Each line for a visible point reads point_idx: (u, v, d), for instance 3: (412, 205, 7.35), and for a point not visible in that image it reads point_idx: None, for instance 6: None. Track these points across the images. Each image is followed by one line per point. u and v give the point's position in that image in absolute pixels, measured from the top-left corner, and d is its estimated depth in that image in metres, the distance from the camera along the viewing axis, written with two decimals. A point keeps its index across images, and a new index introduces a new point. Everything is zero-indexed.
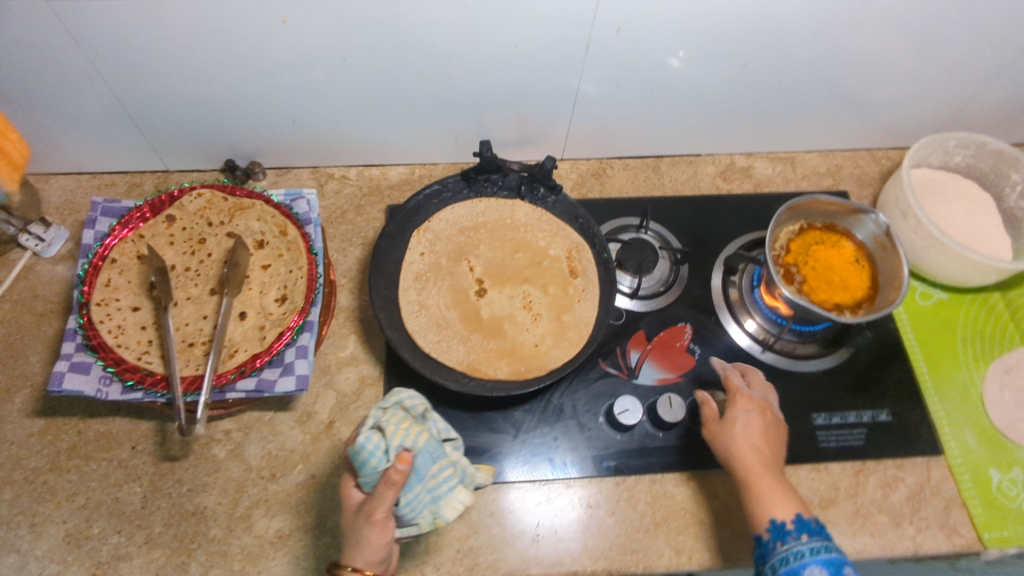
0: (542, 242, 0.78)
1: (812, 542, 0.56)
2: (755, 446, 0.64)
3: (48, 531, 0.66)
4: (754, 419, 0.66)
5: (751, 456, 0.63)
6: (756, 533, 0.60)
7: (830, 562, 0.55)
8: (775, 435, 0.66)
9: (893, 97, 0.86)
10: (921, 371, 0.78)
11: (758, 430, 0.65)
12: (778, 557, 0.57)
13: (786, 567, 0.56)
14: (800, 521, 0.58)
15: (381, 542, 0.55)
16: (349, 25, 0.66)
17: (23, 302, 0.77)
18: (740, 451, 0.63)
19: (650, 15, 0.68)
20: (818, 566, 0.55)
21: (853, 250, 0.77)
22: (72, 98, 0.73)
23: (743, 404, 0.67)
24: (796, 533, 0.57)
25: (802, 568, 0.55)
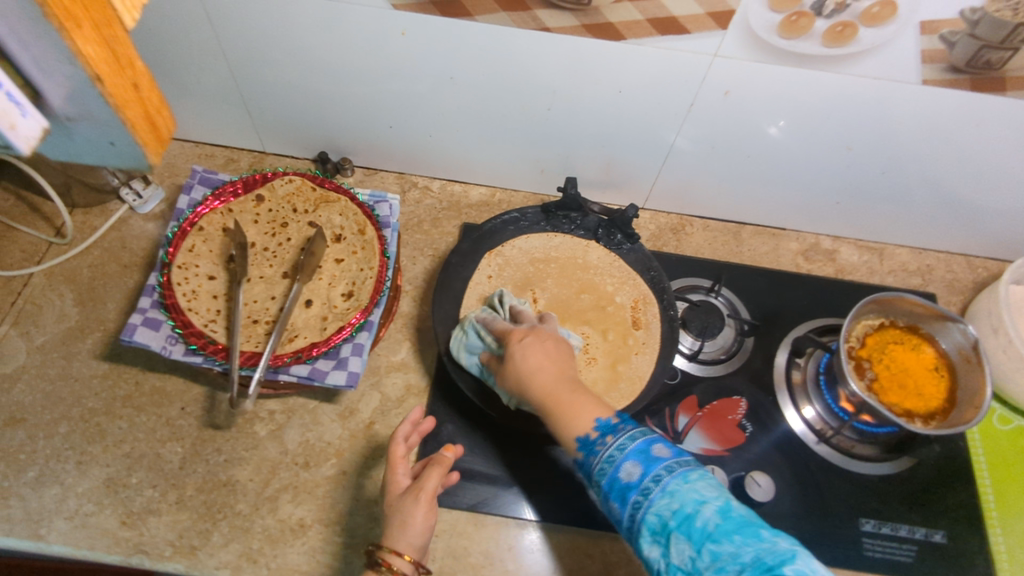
0: (609, 287, 0.77)
1: (619, 439, 0.51)
2: (553, 368, 0.57)
3: (91, 472, 0.69)
4: (532, 344, 0.59)
5: (548, 379, 0.56)
6: (574, 457, 0.54)
7: (640, 451, 0.50)
8: (565, 350, 0.60)
9: (1004, 207, 0.82)
10: (986, 495, 0.73)
11: (537, 359, 0.58)
12: (596, 469, 0.51)
13: (606, 479, 0.50)
14: (602, 423, 0.53)
15: (425, 523, 0.57)
16: (460, 44, 0.68)
17: (112, 251, 0.81)
18: (535, 379, 0.56)
19: (762, 82, 0.67)
20: (631, 460, 0.49)
21: (933, 357, 0.73)
22: (193, 71, 0.77)
23: (519, 335, 0.61)
24: (602, 439, 0.52)
25: (617, 469, 0.49)
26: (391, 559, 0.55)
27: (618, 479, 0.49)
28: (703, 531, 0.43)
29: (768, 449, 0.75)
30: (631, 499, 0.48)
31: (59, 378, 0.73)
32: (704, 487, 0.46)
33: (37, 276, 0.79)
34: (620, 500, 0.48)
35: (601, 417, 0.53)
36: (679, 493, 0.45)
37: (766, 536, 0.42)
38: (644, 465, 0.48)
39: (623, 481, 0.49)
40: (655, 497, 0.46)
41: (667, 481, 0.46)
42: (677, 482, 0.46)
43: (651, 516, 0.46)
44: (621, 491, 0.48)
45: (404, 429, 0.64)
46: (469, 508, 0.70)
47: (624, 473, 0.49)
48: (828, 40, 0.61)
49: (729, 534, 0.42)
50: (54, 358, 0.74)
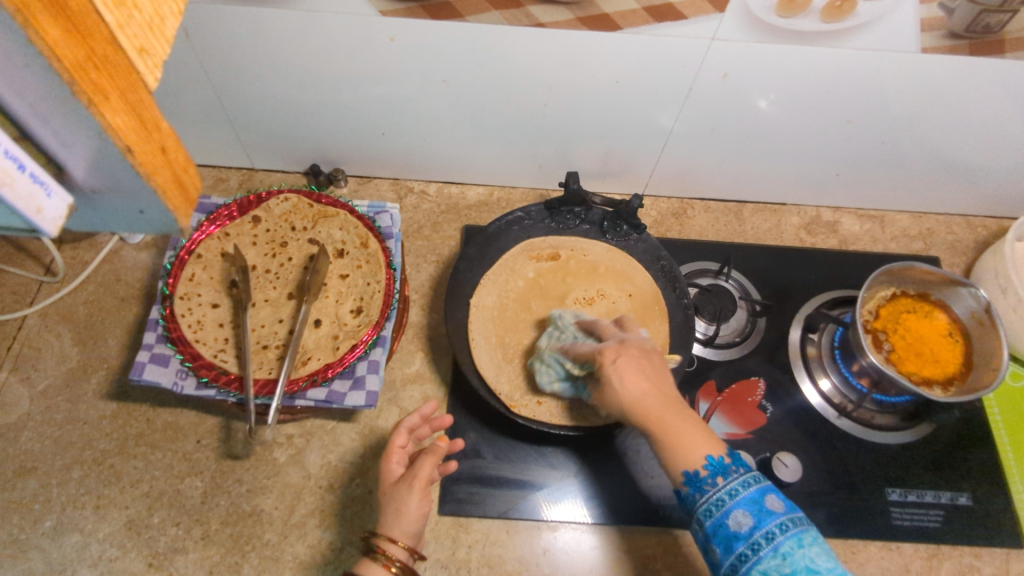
0: (530, 271, 0.76)
1: (731, 484, 0.48)
2: (656, 391, 0.53)
3: (111, 515, 0.67)
4: (628, 362, 0.54)
5: (654, 405, 0.52)
6: (674, 488, 0.51)
7: (753, 501, 0.47)
8: (656, 364, 0.56)
9: (1002, 166, 0.82)
10: (1006, 455, 0.75)
11: (637, 377, 0.53)
12: (701, 509, 0.49)
13: (711, 521, 0.48)
14: (712, 461, 0.49)
15: (419, 511, 0.57)
16: (451, 48, 0.66)
17: (107, 285, 0.79)
18: (642, 409, 0.52)
19: (760, 63, 0.66)
20: (742, 509, 0.47)
21: (947, 323, 0.74)
22: (174, 93, 0.74)
23: (611, 352, 0.56)
24: (712, 479, 0.49)
25: (726, 516, 0.47)
26: (389, 547, 0.56)
27: (725, 526, 0.47)
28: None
29: (789, 427, 0.75)
30: (737, 549, 0.46)
31: (67, 422, 0.71)
32: (819, 556, 0.45)
33: (31, 318, 0.76)
34: (724, 547, 0.47)
35: (711, 452, 0.50)
36: (792, 556, 0.44)
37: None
38: (756, 517, 0.46)
39: (730, 530, 0.47)
40: (766, 555, 0.45)
41: (781, 541, 0.45)
42: (791, 544, 0.45)
43: (757, 572, 0.44)
44: (728, 539, 0.47)
45: (411, 422, 0.63)
46: (500, 516, 0.69)
47: (732, 522, 0.47)
48: (826, 16, 0.59)
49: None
50: (59, 402, 0.72)
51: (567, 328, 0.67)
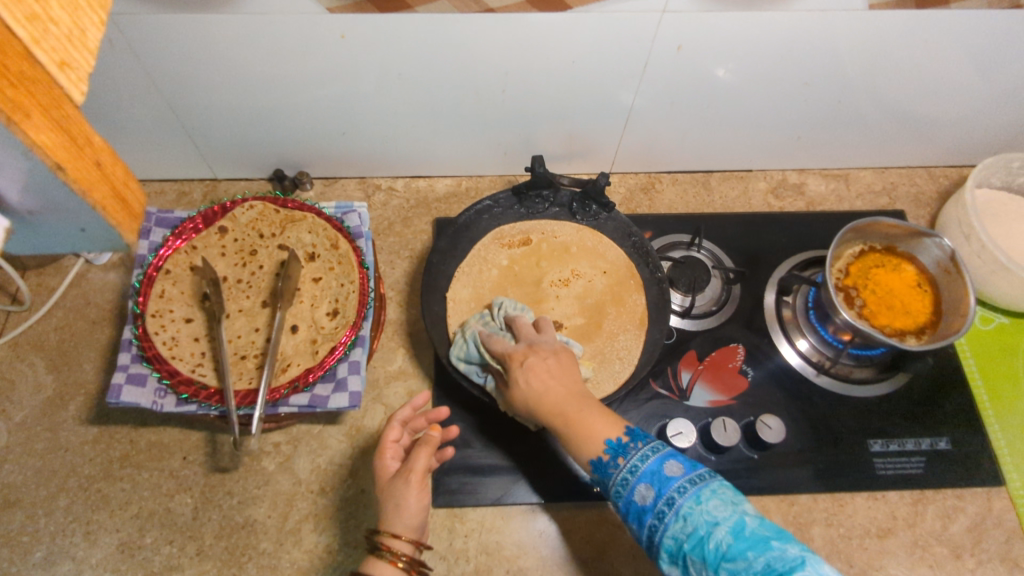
0: (502, 259, 0.76)
1: (630, 461, 0.51)
2: (559, 389, 0.56)
3: (102, 540, 0.66)
4: (532, 362, 0.58)
5: (555, 401, 0.55)
6: (588, 475, 0.54)
7: (652, 472, 0.50)
8: (564, 359, 0.59)
9: (957, 116, 0.83)
10: (981, 398, 0.77)
11: (542, 373, 0.57)
12: (613, 490, 0.51)
13: (622, 500, 0.51)
14: (612, 443, 0.52)
15: (419, 504, 0.57)
16: (404, 41, 0.65)
17: (76, 309, 0.78)
18: (544, 404, 0.55)
19: (714, 34, 0.66)
20: (643, 482, 0.50)
21: (914, 274, 0.75)
22: (127, 108, 0.73)
23: (519, 356, 0.59)
24: (614, 459, 0.52)
25: (632, 492, 0.50)
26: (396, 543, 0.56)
27: (633, 502, 0.50)
28: (717, 553, 0.44)
29: (771, 389, 0.77)
30: (648, 522, 0.48)
31: (48, 451, 0.70)
32: (716, 504, 0.46)
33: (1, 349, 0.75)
34: (638, 521, 0.49)
35: (611, 436, 0.53)
36: (691, 515, 0.46)
37: (776, 546, 0.43)
38: (656, 487, 0.49)
39: (638, 504, 0.49)
40: (670, 521, 0.47)
41: (680, 503, 0.47)
42: (690, 504, 0.47)
43: (666, 539, 0.47)
44: (639, 513, 0.49)
45: (403, 414, 0.64)
46: (493, 504, 0.70)
47: (638, 496, 0.49)
48: None
49: (741, 551, 0.43)
50: (39, 432, 0.71)
51: (497, 317, 0.69)
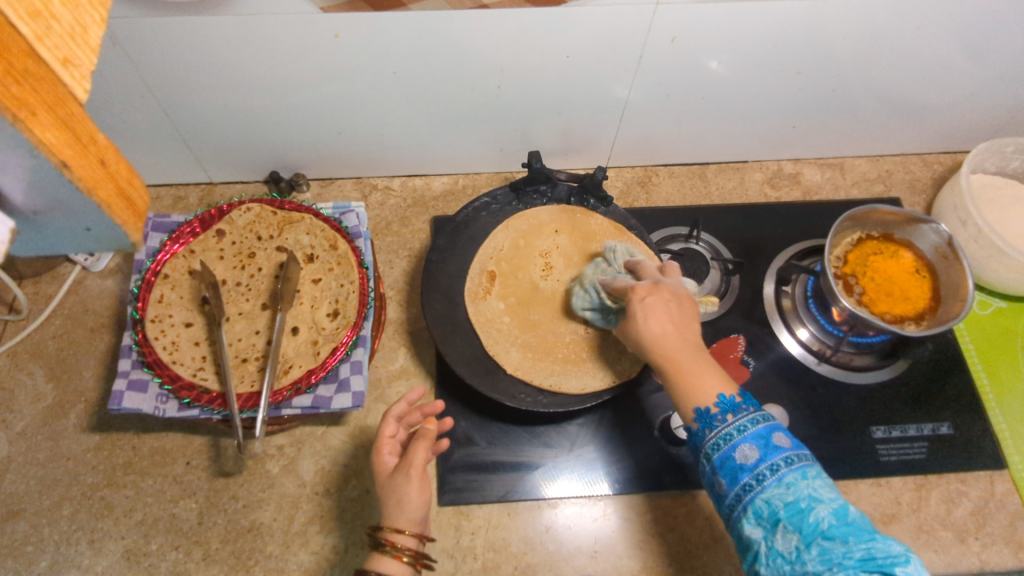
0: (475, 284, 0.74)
1: (740, 420, 0.49)
2: (677, 334, 0.55)
3: (107, 548, 0.66)
4: (654, 303, 0.57)
5: (672, 344, 0.54)
6: (686, 424, 0.52)
7: (760, 436, 0.48)
8: (687, 308, 0.58)
9: (950, 102, 0.83)
10: (982, 381, 0.77)
11: (665, 316, 0.56)
12: (710, 444, 0.50)
13: (719, 454, 0.49)
14: (724, 400, 0.50)
15: (421, 499, 0.57)
16: (397, 38, 0.65)
17: (75, 317, 0.77)
18: (659, 343, 0.55)
19: (708, 24, 0.66)
20: (749, 443, 0.48)
21: (912, 261, 0.76)
22: (120, 112, 0.72)
23: (643, 292, 0.59)
24: (722, 416, 0.50)
25: (733, 450, 0.48)
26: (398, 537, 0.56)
27: (732, 459, 0.48)
28: (816, 528, 0.43)
29: (773, 378, 0.77)
30: (743, 480, 0.47)
31: (50, 460, 0.70)
32: (823, 487, 0.45)
33: None
34: (730, 479, 0.48)
35: (723, 392, 0.51)
36: (795, 486, 0.45)
37: (879, 539, 0.43)
38: (762, 451, 0.47)
39: (737, 462, 0.48)
40: (770, 484, 0.45)
41: (785, 472, 0.46)
42: (795, 476, 0.45)
43: (760, 501, 0.45)
44: (734, 471, 0.47)
45: (399, 410, 0.63)
46: (499, 500, 0.70)
47: (739, 454, 0.48)
48: None
49: (843, 534, 0.42)
50: (40, 442, 0.71)
51: (616, 263, 0.69)
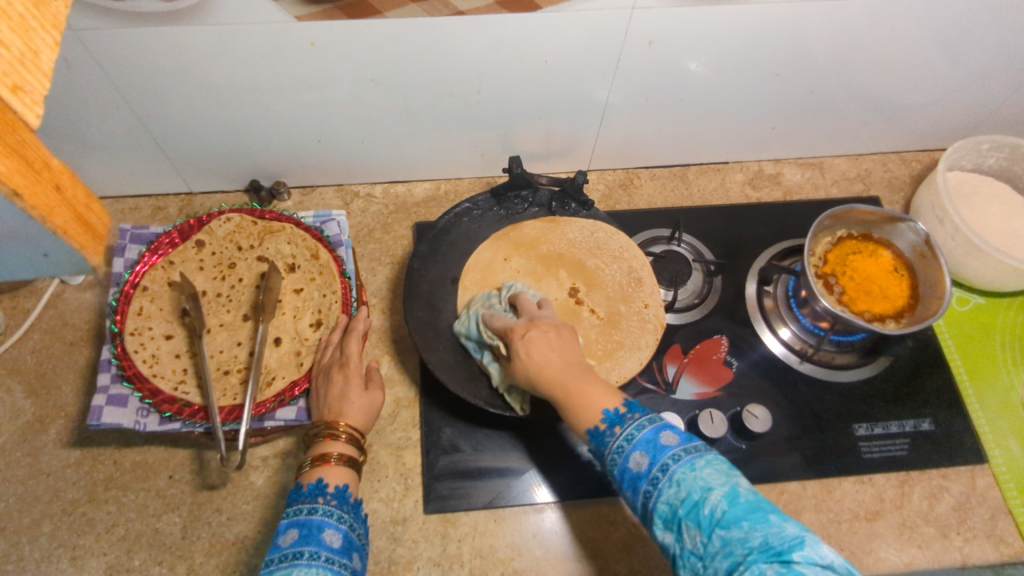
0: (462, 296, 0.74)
1: (626, 429, 0.49)
2: (560, 360, 0.54)
3: (89, 565, 0.65)
4: (537, 337, 0.56)
5: (558, 371, 0.53)
6: (587, 446, 0.52)
7: (649, 440, 0.48)
8: (569, 334, 0.57)
9: (927, 101, 0.84)
10: (962, 377, 0.78)
11: (543, 346, 0.55)
12: (610, 459, 0.49)
13: (618, 468, 0.49)
14: (608, 414, 0.50)
15: (366, 409, 0.62)
16: (375, 45, 0.64)
17: (53, 331, 0.76)
18: (546, 373, 0.53)
19: (684, 28, 0.66)
20: (639, 449, 0.48)
21: (891, 259, 0.77)
22: (95, 123, 0.71)
23: (521, 329, 0.58)
24: (611, 429, 0.50)
25: (627, 460, 0.48)
26: (343, 424, 0.60)
27: (628, 469, 0.48)
28: (711, 518, 0.42)
29: (756, 378, 0.77)
30: (642, 488, 0.47)
31: (30, 477, 0.69)
32: (713, 473, 0.44)
33: None
34: (633, 489, 0.47)
35: (609, 407, 0.51)
36: (685, 481, 0.44)
37: (773, 520, 0.41)
38: (651, 454, 0.47)
39: (633, 471, 0.47)
40: (664, 486, 0.45)
41: (674, 469, 0.45)
42: (684, 471, 0.45)
43: (661, 504, 0.45)
44: (633, 481, 0.47)
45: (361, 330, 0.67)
46: (486, 506, 0.70)
47: (633, 464, 0.48)
48: None
49: (736, 519, 0.41)
50: (19, 458, 0.70)
51: (503, 297, 0.69)
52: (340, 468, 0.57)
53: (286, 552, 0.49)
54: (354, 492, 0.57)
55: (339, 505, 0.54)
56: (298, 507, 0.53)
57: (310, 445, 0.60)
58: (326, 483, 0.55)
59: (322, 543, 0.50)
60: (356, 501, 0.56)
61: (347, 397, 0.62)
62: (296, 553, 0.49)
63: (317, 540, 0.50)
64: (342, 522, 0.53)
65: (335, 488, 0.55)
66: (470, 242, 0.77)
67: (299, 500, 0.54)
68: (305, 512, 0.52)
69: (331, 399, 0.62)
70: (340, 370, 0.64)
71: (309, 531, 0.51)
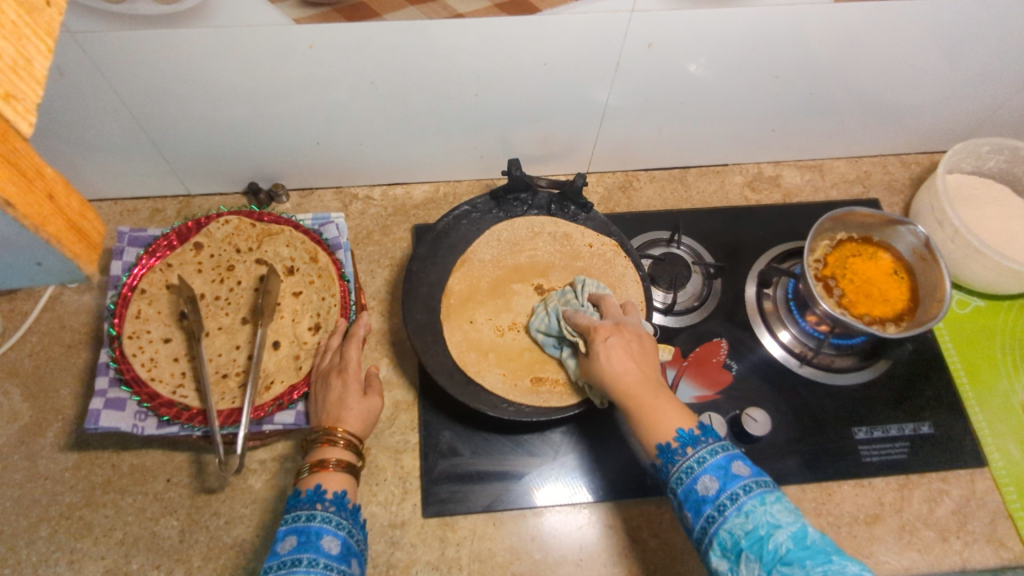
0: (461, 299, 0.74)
1: (699, 452, 0.48)
2: (639, 372, 0.55)
3: (87, 568, 0.65)
4: (616, 344, 0.57)
5: (635, 385, 0.54)
6: (649, 460, 0.52)
7: (720, 466, 0.47)
8: (646, 346, 0.58)
9: (927, 103, 0.84)
10: (961, 380, 0.78)
11: (623, 354, 0.57)
12: (673, 478, 0.49)
13: (682, 488, 0.48)
14: (682, 433, 0.50)
15: (364, 414, 0.62)
16: (373, 47, 0.64)
17: (51, 333, 0.76)
18: (620, 383, 0.55)
19: (682, 30, 0.66)
20: (709, 474, 0.47)
21: (891, 262, 0.76)
22: (94, 125, 0.71)
23: (603, 332, 0.59)
24: (683, 449, 0.49)
25: (695, 483, 0.47)
26: (341, 430, 0.60)
27: (694, 491, 0.47)
28: (775, 554, 0.42)
29: (755, 381, 0.77)
30: (705, 513, 0.46)
31: (27, 480, 0.69)
32: (781, 511, 0.44)
33: None
34: (695, 512, 0.47)
35: (683, 426, 0.50)
36: (754, 514, 0.44)
37: (837, 560, 0.40)
38: (722, 480, 0.47)
39: (699, 495, 0.47)
40: (730, 515, 0.45)
41: (744, 501, 0.45)
42: (754, 503, 0.44)
43: (723, 532, 0.45)
44: (697, 505, 0.47)
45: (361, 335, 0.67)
46: (485, 510, 0.70)
47: (700, 487, 0.47)
48: None
49: (801, 559, 0.41)
50: (16, 461, 0.69)
51: (581, 294, 0.70)
52: (338, 474, 0.56)
53: (285, 559, 0.49)
54: (353, 498, 0.57)
55: (337, 511, 0.54)
56: (297, 513, 0.53)
57: (309, 451, 0.59)
58: (324, 488, 0.55)
59: (321, 549, 0.50)
60: (354, 507, 0.55)
61: (346, 403, 0.62)
62: (294, 560, 0.49)
63: (316, 547, 0.50)
64: (341, 529, 0.53)
65: (334, 493, 0.55)
66: (469, 245, 0.77)
67: (297, 506, 0.53)
68: (304, 519, 0.52)
69: (329, 406, 0.62)
70: (339, 376, 0.64)
71: (307, 537, 0.51)
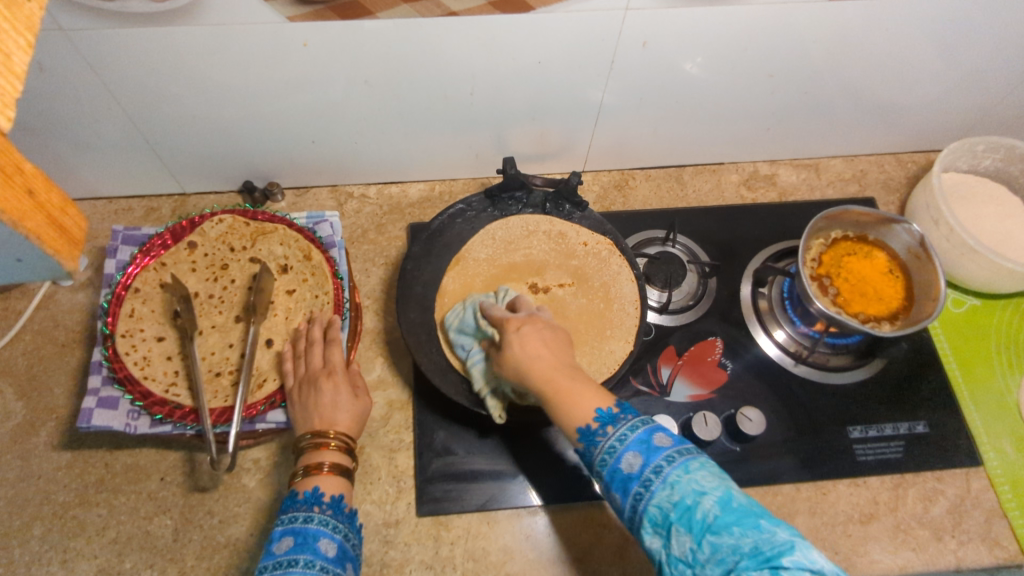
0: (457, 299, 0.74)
1: (619, 430, 0.48)
2: (552, 359, 0.52)
3: (80, 568, 0.65)
4: (527, 332, 0.53)
5: (546, 373, 0.51)
6: (573, 444, 0.50)
7: (641, 441, 0.47)
8: (560, 333, 0.55)
9: (922, 102, 0.84)
10: (957, 378, 0.78)
11: (534, 343, 0.53)
12: (598, 459, 0.48)
13: (607, 468, 0.48)
14: (601, 413, 0.49)
15: (353, 417, 0.62)
16: (368, 45, 0.64)
17: (45, 332, 0.76)
18: (534, 369, 0.51)
19: (677, 28, 0.66)
20: (632, 451, 0.47)
21: (886, 261, 0.76)
22: (87, 123, 0.71)
23: (515, 323, 0.55)
24: (603, 428, 0.48)
25: (619, 460, 0.47)
26: (333, 433, 0.59)
27: (619, 470, 0.47)
28: (704, 524, 0.42)
29: (750, 380, 0.77)
30: (632, 490, 0.46)
31: (21, 480, 0.68)
32: (706, 477, 0.44)
33: None
34: (621, 491, 0.46)
35: (599, 406, 0.50)
36: (680, 484, 0.44)
37: (765, 526, 0.41)
38: (645, 455, 0.46)
39: (624, 472, 0.46)
40: (657, 489, 0.44)
41: (668, 472, 0.45)
42: (678, 473, 0.44)
43: (652, 508, 0.44)
44: (624, 482, 0.46)
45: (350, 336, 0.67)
46: (479, 509, 0.69)
47: (624, 464, 0.47)
48: None
49: (730, 526, 0.41)
50: (9, 460, 0.69)
51: (501, 297, 0.68)
52: (333, 477, 0.56)
53: (280, 560, 0.49)
54: (349, 502, 0.57)
55: (334, 515, 0.54)
56: (293, 514, 0.53)
57: (300, 455, 0.59)
58: (321, 491, 0.55)
59: (318, 552, 0.50)
60: (351, 511, 0.55)
61: (338, 406, 0.61)
62: (290, 561, 0.48)
63: (313, 549, 0.50)
64: (337, 532, 0.53)
65: (331, 497, 0.55)
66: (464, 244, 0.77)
67: (294, 508, 0.53)
68: (301, 520, 0.52)
69: (320, 409, 0.61)
70: (330, 378, 0.63)
71: (304, 539, 0.51)
